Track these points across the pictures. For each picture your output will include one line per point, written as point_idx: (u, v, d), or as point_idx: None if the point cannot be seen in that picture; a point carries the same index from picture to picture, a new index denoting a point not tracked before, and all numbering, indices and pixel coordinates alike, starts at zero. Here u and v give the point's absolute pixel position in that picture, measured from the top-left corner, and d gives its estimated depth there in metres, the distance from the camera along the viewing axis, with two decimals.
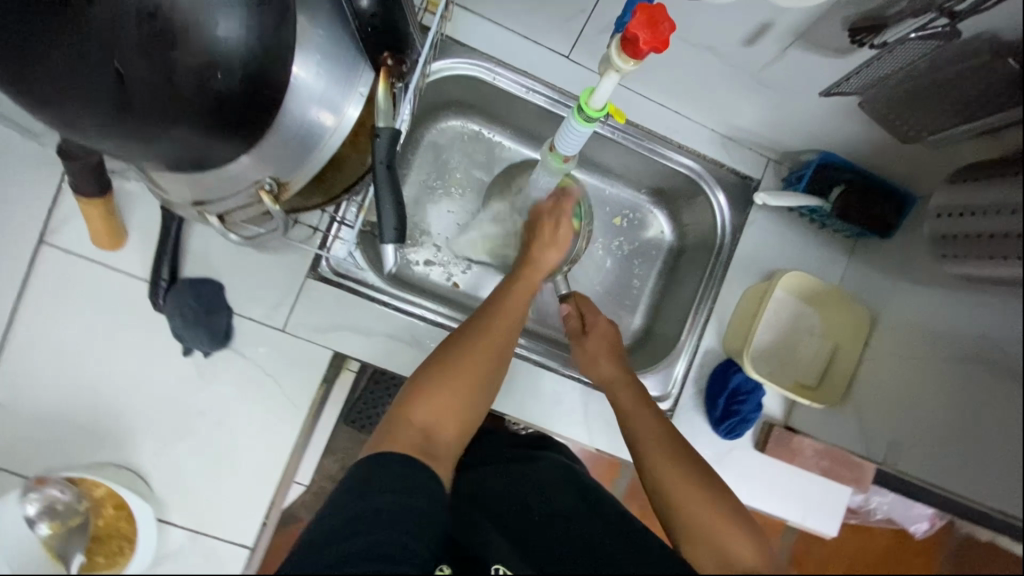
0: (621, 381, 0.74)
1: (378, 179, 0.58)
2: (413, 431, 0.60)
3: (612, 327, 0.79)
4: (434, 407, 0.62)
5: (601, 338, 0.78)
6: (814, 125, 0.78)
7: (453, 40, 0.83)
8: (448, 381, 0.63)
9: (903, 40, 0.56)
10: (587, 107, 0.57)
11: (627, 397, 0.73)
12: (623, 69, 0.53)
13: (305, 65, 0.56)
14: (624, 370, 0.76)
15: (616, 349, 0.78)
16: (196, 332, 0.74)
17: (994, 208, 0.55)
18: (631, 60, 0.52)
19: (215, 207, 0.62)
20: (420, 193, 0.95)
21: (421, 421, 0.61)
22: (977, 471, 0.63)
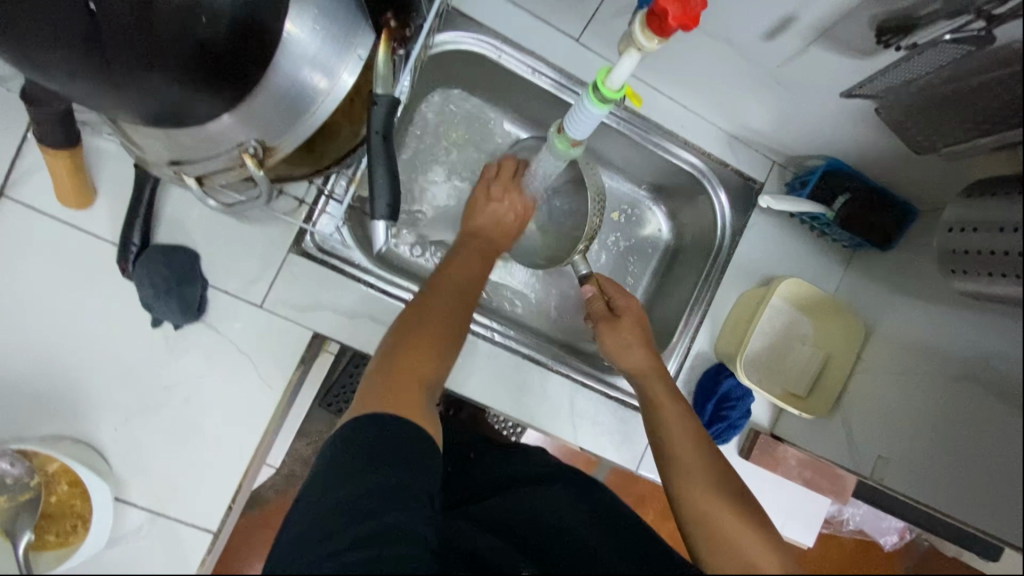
0: (656, 373, 0.72)
1: (372, 149, 0.54)
2: (399, 383, 0.57)
3: (640, 308, 0.78)
4: (417, 360, 0.60)
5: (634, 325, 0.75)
6: (825, 130, 0.76)
7: (459, 12, 0.79)
8: (426, 334, 0.62)
9: (936, 42, 0.53)
10: (604, 86, 0.54)
11: (665, 389, 0.70)
12: (646, 47, 0.51)
13: (299, 21, 0.52)
14: (655, 361, 0.73)
15: (649, 339, 0.76)
16: (167, 302, 0.70)
17: (1008, 226, 0.54)
18: (656, 37, 0.50)
19: (193, 169, 0.57)
20: (412, 173, 0.90)
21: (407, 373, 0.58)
22: (985, 495, 0.60)
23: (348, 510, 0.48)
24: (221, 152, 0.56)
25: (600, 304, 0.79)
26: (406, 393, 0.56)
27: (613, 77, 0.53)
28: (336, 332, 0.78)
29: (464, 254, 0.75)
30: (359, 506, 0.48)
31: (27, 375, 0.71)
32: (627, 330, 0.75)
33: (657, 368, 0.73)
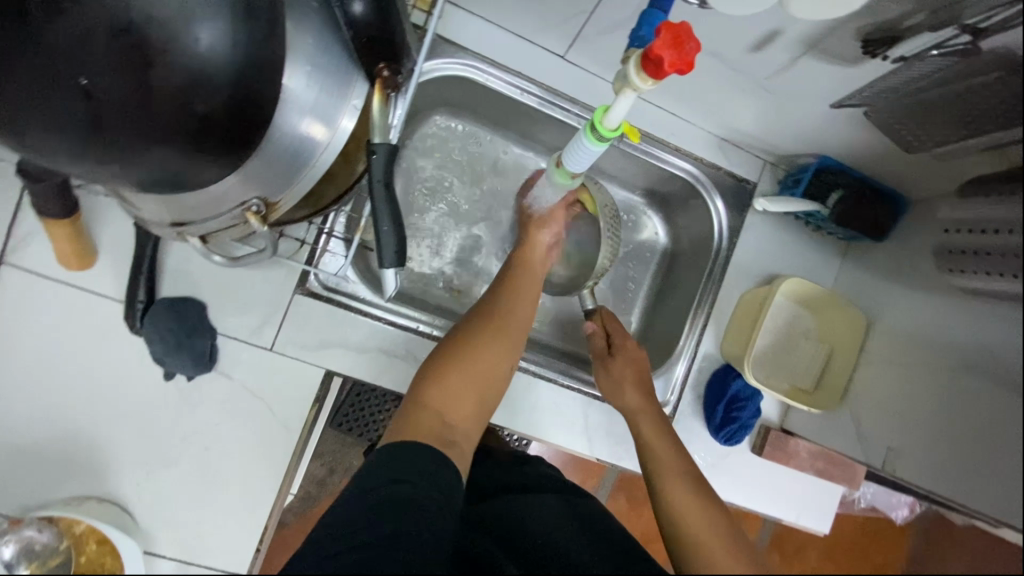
0: (649, 410, 0.71)
1: (375, 198, 0.54)
2: (427, 415, 0.61)
3: (639, 349, 0.77)
4: (449, 393, 0.63)
5: (629, 362, 0.75)
6: (814, 131, 0.77)
7: (443, 39, 0.79)
8: (461, 364, 0.65)
9: (922, 56, 0.56)
10: (601, 127, 0.53)
11: (653, 428, 0.68)
12: (641, 88, 0.49)
13: (295, 76, 0.53)
14: (649, 400, 0.72)
15: (645, 377, 0.75)
16: (179, 357, 0.71)
17: (1005, 228, 0.56)
18: (651, 80, 0.48)
19: (196, 229, 0.58)
20: (408, 199, 0.89)
21: (436, 405, 0.62)
22: (991, 483, 0.62)
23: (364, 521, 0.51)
24: (221, 213, 0.56)
25: (602, 342, 0.79)
26: (427, 427, 0.60)
27: (611, 118, 0.52)
28: (347, 368, 0.78)
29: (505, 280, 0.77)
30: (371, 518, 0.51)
31: (45, 439, 0.71)
32: (621, 369, 0.75)
33: (650, 405, 0.71)
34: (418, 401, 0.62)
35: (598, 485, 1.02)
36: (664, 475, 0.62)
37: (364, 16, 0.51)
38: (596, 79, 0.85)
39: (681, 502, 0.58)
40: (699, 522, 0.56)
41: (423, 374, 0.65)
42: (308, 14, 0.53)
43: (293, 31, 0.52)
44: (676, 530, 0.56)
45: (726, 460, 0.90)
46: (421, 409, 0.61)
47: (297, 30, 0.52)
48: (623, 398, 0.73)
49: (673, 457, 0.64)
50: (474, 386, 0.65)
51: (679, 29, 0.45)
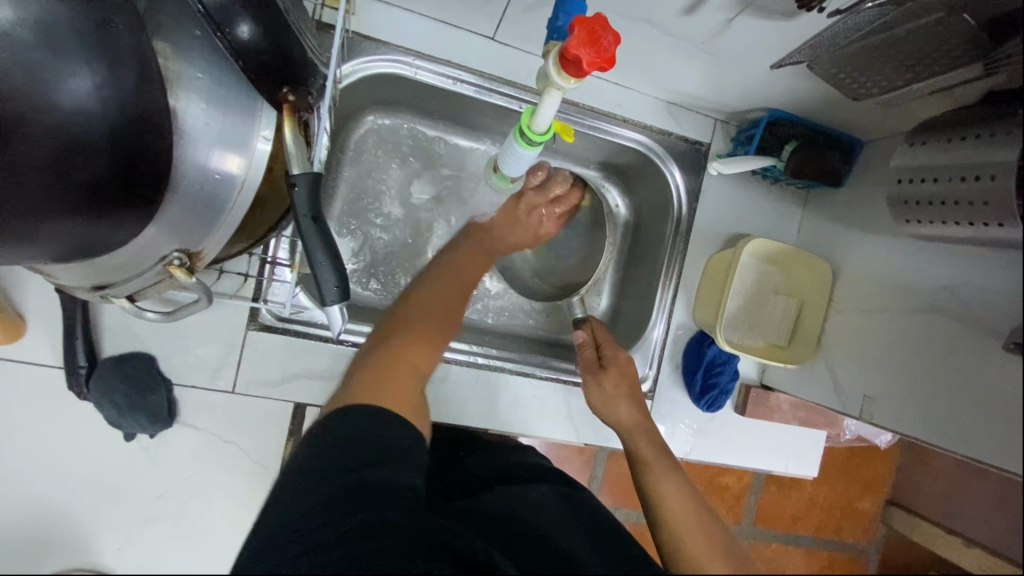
0: (643, 427, 0.69)
1: (303, 233, 0.51)
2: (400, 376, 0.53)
3: (631, 361, 0.75)
4: (416, 358, 0.56)
5: (622, 377, 0.73)
6: (760, 86, 0.75)
7: (360, 35, 0.73)
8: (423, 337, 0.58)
9: (856, 9, 0.56)
10: (530, 131, 0.58)
11: (649, 445, 0.66)
12: (564, 87, 0.53)
13: (192, 110, 0.48)
14: (642, 415, 0.70)
15: (636, 393, 0.73)
16: (134, 417, 0.67)
17: (988, 173, 0.55)
18: (572, 78, 0.52)
19: (121, 291, 0.53)
20: (353, 209, 0.85)
21: (401, 363, 0.54)
22: (1007, 425, 0.58)
23: (325, 515, 0.42)
24: (143, 271, 0.52)
25: (591, 352, 0.77)
26: (403, 389, 0.52)
27: (539, 119, 0.57)
28: (317, 398, 0.73)
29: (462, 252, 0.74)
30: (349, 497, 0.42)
31: (15, 518, 0.70)
32: (615, 384, 0.73)
33: (643, 422, 0.70)
34: (381, 364, 0.53)
35: (592, 460, 1.03)
36: (657, 483, 0.61)
37: (253, 41, 0.46)
38: (532, 55, 0.79)
39: (675, 512, 0.57)
40: (686, 520, 0.56)
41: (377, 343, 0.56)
42: (204, 47, 0.48)
43: (175, 66, 0.47)
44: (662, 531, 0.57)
45: (711, 424, 0.91)
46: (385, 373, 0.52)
47: (183, 64, 0.48)
48: (616, 412, 0.71)
49: (668, 467, 0.63)
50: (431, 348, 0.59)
51: (592, 27, 0.48)
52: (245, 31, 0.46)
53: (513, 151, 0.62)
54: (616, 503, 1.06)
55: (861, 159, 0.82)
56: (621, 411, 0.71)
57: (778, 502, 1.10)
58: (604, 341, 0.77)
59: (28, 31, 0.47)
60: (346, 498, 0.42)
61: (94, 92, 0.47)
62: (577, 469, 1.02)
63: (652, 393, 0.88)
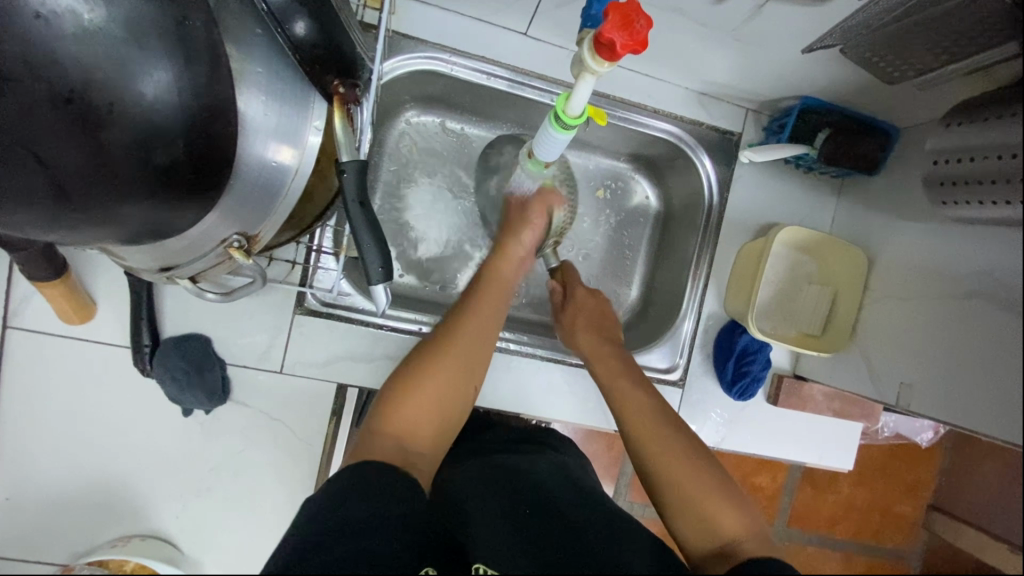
0: (603, 352, 0.72)
1: (352, 217, 0.54)
2: (389, 442, 0.56)
3: (597, 296, 0.79)
4: (406, 417, 0.57)
5: (579, 311, 0.78)
6: (793, 73, 0.75)
7: (400, 33, 0.77)
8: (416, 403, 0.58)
9: None
10: (565, 115, 0.60)
11: (607, 367, 0.71)
12: (598, 71, 0.55)
13: (251, 103, 0.52)
14: (602, 341, 0.74)
15: (601, 318, 0.78)
16: (192, 392, 0.71)
17: (996, 153, 0.58)
18: (606, 62, 0.54)
19: (186, 270, 0.59)
20: (391, 199, 0.88)
21: (400, 423, 0.57)
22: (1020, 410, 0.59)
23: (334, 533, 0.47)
24: (206, 252, 0.57)
25: (559, 296, 0.81)
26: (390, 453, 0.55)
27: (573, 103, 0.59)
28: (358, 379, 0.77)
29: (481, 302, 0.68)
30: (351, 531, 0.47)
31: (83, 487, 0.75)
32: (573, 317, 0.78)
33: (607, 348, 0.73)
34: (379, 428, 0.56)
35: (622, 453, 1.04)
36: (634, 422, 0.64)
37: (308, 37, 0.50)
38: (562, 50, 0.82)
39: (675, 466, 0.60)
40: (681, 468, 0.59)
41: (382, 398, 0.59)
42: (264, 44, 0.52)
43: (238, 62, 0.51)
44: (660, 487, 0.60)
45: (743, 413, 0.91)
46: (377, 445, 0.55)
47: (246, 60, 0.51)
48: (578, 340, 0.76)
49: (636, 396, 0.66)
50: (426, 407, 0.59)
51: (626, 11, 0.50)
52: (300, 29, 0.50)
53: (547, 137, 0.64)
54: (644, 499, 1.07)
55: (897, 146, 0.81)
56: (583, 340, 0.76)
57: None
58: (573, 281, 0.80)
59: (118, 27, 0.45)
60: (326, 540, 0.46)
61: (173, 87, 0.47)
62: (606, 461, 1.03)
63: (683, 381, 0.89)
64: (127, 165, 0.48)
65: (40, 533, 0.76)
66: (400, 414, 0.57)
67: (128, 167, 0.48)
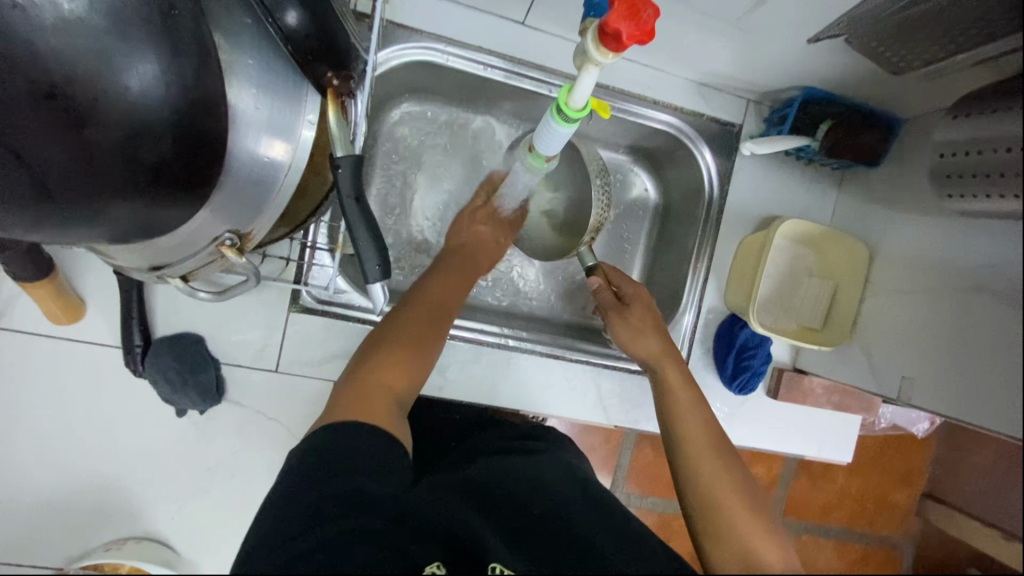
0: (671, 359, 0.70)
1: (348, 214, 0.53)
2: (377, 391, 0.55)
3: (648, 294, 0.76)
4: (389, 370, 0.57)
5: (645, 311, 0.74)
6: (796, 63, 0.74)
7: (395, 23, 0.75)
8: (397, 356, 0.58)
9: None
10: (567, 108, 0.59)
11: (678, 376, 0.69)
12: (602, 62, 0.54)
13: (242, 96, 0.50)
14: (669, 346, 0.72)
15: (660, 323, 0.75)
16: (186, 393, 0.70)
17: (1005, 146, 0.57)
18: (611, 53, 0.52)
19: (176, 270, 0.57)
20: (386, 193, 0.87)
21: (382, 376, 0.56)
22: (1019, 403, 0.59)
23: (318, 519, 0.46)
24: (197, 251, 0.55)
25: (609, 293, 0.77)
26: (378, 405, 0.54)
27: (576, 96, 0.57)
28: None
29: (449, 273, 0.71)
30: (336, 502, 0.46)
31: (75, 489, 0.74)
32: (639, 317, 0.74)
33: (670, 353, 0.71)
34: (369, 382, 0.55)
35: (619, 446, 1.03)
36: (688, 437, 0.63)
37: (300, 27, 0.48)
38: (561, 39, 0.80)
39: (707, 473, 0.59)
40: (724, 486, 0.58)
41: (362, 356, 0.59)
42: (254, 35, 0.50)
43: (227, 53, 0.49)
44: (698, 503, 0.58)
45: (743, 407, 0.90)
46: (363, 396, 0.54)
47: (236, 52, 0.49)
48: (641, 344, 0.72)
49: (695, 410, 0.65)
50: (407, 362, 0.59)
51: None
52: (291, 18, 0.48)
53: (549, 130, 0.62)
54: (641, 491, 1.06)
55: (899, 137, 0.80)
56: (648, 344, 0.72)
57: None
58: (620, 280, 0.78)
59: (103, 18, 0.47)
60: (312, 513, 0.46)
61: (158, 79, 0.48)
62: (602, 455, 1.03)
63: None
64: (119, 158, 0.50)
65: (32, 536, 0.75)
66: (382, 370, 0.57)
67: (120, 159, 0.50)
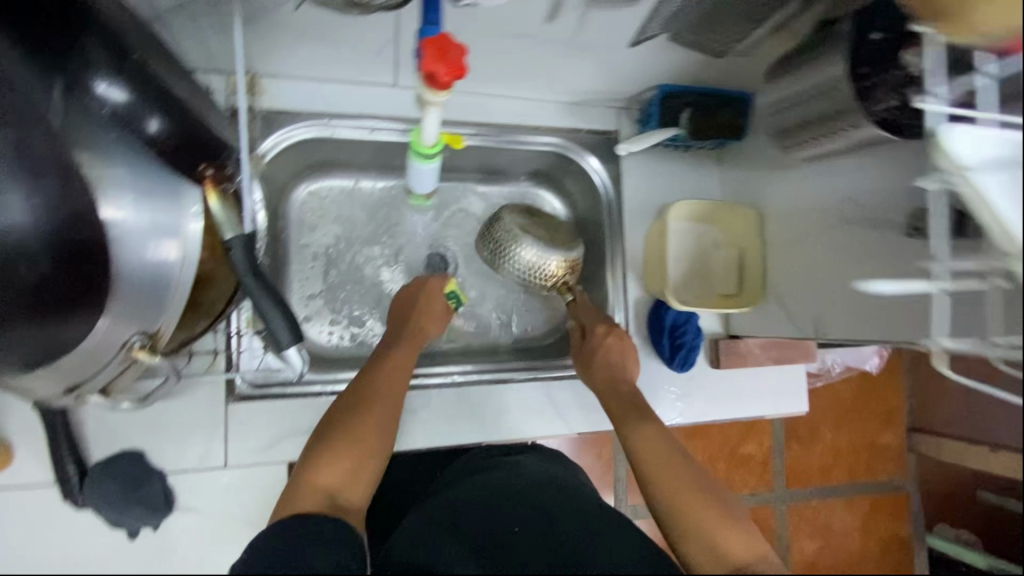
0: (614, 388, 0.78)
1: (249, 289, 0.55)
2: (318, 491, 0.54)
3: (613, 329, 0.84)
4: (335, 467, 0.56)
5: (601, 348, 0.82)
6: (641, 67, 0.82)
7: (274, 112, 0.80)
8: (343, 447, 0.57)
9: None
10: (424, 144, 0.65)
11: (620, 404, 0.75)
12: (438, 100, 0.59)
13: (118, 205, 0.52)
14: (618, 382, 0.79)
15: (614, 359, 0.82)
16: (132, 514, 0.70)
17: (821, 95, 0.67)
18: (441, 91, 0.57)
19: (93, 385, 0.56)
20: (309, 268, 0.91)
21: (325, 474, 0.55)
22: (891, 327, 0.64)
23: None
24: (107, 362, 0.55)
25: (576, 333, 0.87)
26: (313, 500, 0.53)
27: (427, 135, 0.63)
28: None
29: (401, 353, 0.72)
30: None
31: None
32: (598, 356, 0.82)
33: (618, 384, 0.78)
34: (297, 487, 0.54)
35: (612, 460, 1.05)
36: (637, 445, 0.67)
37: (161, 132, 0.52)
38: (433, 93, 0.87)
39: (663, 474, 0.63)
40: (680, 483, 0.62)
41: (307, 453, 0.58)
42: (120, 146, 0.51)
43: (94, 169, 0.51)
44: (660, 506, 0.62)
45: (692, 383, 0.94)
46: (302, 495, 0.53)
47: (103, 166, 0.51)
48: (594, 378, 0.81)
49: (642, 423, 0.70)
50: (355, 456, 0.57)
51: (439, 43, 0.54)
52: (153, 127, 0.52)
53: (418, 171, 0.69)
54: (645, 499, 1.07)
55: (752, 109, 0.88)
56: (597, 374, 0.81)
57: (822, 556, 1.18)
58: (583, 314, 0.87)
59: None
60: None
61: (36, 209, 0.56)
62: (600, 472, 1.04)
63: None
64: (24, 297, 0.57)
65: None
66: (325, 465, 0.56)
67: (25, 296, 0.57)
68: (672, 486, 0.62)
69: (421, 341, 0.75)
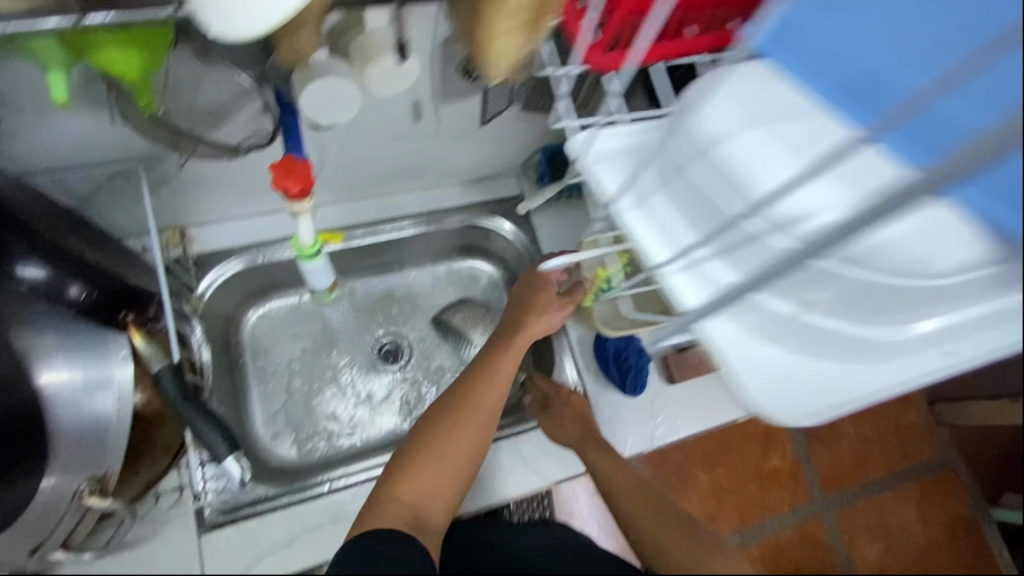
0: (589, 438, 0.81)
1: (184, 414, 0.60)
2: (401, 508, 0.61)
3: (576, 398, 0.88)
4: (423, 483, 0.63)
5: (566, 408, 0.87)
6: (518, 135, 0.92)
7: (206, 254, 0.88)
8: (436, 458, 0.65)
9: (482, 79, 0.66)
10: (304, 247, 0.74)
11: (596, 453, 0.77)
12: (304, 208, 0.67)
13: (56, 369, 0.61)
14: (588, 431, 0.83)
15: (581, 416, 0.86)
16: None
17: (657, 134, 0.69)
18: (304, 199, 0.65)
19: (54, 543, 0.59)
20: (266, 389, 0.96)
21: (405, 492, 0.62)
22: None
23: None
24: (61, 514, 0.59)
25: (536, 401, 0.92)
26: (392, 519, 0.59)
27: (304, 237, 0.73)
28: (287, 567, 0.76)
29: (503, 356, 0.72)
30: None
31: None
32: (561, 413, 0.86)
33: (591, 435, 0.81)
34: (386, 500, 0.62)
35: None
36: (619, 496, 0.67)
37: (82, 294, 0.60)
38: (349, 202, 0.96)
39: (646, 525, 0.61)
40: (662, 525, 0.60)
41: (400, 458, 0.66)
42: (53, 319, 0.62)
43: (31, 340, 0.61)
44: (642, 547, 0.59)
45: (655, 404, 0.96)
46: (383, 509, 0.60)
47: (40, 336, 0.61)
48: (562, 433, 0.85)
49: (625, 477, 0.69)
50: (463, 458, 0.66)
51: (285, 163, 0.61)
52: (75, 291, 0.60)
53: (306, 270, 0.79)
54: None
55: None
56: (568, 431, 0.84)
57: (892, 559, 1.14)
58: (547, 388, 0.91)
59: None
60: None
61: None
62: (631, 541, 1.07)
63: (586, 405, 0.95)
64: None
65: None
66: (410, 484, 0.63)
67: None
68: (653, 531, 0.59)
69: (526, 328, 0.73)
